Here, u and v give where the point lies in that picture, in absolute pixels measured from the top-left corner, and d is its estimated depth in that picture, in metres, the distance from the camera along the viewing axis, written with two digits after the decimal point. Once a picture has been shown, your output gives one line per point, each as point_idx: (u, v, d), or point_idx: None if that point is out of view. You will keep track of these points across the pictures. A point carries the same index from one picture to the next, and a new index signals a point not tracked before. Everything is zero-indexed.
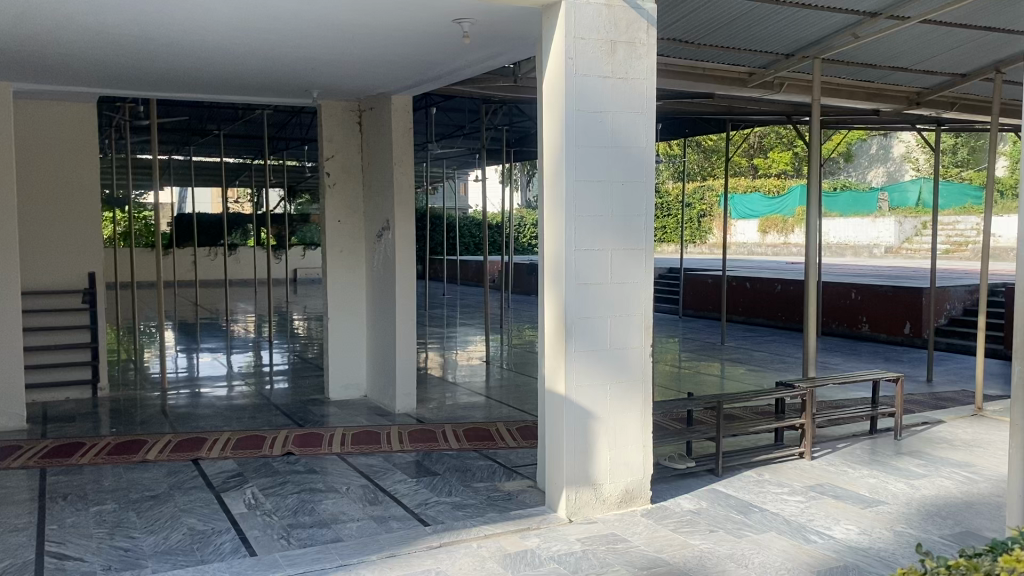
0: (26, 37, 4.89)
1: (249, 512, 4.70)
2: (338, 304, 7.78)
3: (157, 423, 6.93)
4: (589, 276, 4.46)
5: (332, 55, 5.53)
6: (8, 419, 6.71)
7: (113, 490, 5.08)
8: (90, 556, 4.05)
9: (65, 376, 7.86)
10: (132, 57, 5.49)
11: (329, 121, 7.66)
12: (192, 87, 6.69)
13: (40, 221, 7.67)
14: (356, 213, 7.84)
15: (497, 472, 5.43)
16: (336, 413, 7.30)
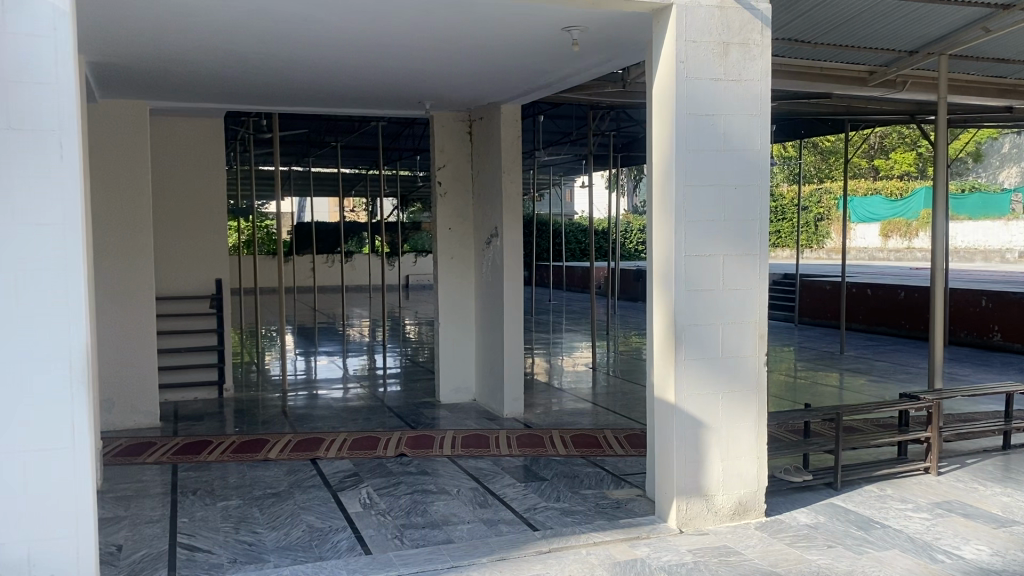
0: (160, 59, 5.21)
1: (364, 511, 4.84)
2: (448, 310, 7.92)
3: (276, 423, 7.23)
4: (699, 282, 4.39)
5: (444, 67, 5.65)
6: (144, 417, 7.14)
7: (238, 486, 5.33)
8: (218, 549, 4.26)
9: (195, 377, 8.32)
10: (256, 75, 5.77)
11: (440, 132, 7.82)
12: (311, 101, 6.97)
13: (173, 230, 8.13)
14: (467, 221, 7.98)
15: (605, 479, 5.40)
16: (446, 416, 7.43)
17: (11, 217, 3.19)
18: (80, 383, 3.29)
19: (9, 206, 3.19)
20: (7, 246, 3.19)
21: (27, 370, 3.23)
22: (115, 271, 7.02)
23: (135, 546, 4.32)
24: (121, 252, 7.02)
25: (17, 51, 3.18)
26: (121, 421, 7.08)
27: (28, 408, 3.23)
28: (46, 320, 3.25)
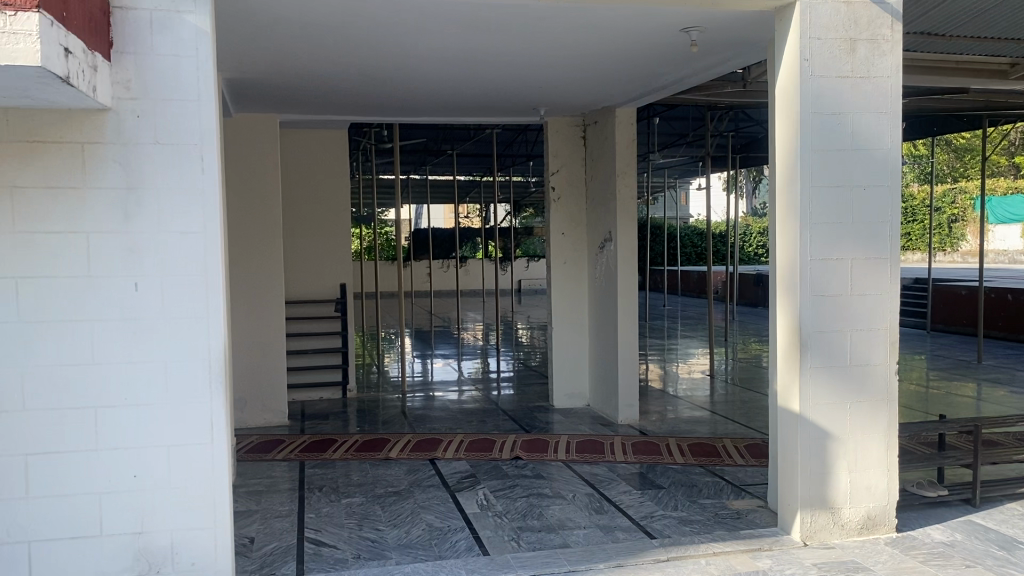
0: (290, 74, 5.46)
1: (481, 512, 4.91)
2: (562, 315, 7.93)
3: (396, 423, 7.44)
4: (826, 287, 4.25)
5: (561, 73, 5.68)
6: (274, 415, 7.48)
7: (360, 484, 5.51)
8: (342, 544, 4.41)
9: (320, 378, 8.65)
10: (379, 88, 5.96)
11: (554, 137, 7.86)
12: (430, 111, 7.14)
13: (299, 238, 8.48)
14: (581, 226, 7.97)
15: (725, 489, 5.29)
16: (561, 420, 7.45)
17: (157, 226, 3.41)
18: (218, 384, 3.48)
19: (158, 216, 3.41)
20: (154, 253, 3.41)
21: (171, 370, 3.44)
22: (247, 276, 7.39)
23: (266, 538, 4.53)
24: (253, 259, 7.38)
25: (163, 70, 3.39)
26: (253, 419, 7.44)
27: (172, 406, 3.44)
28: (187, 323, 3.45)
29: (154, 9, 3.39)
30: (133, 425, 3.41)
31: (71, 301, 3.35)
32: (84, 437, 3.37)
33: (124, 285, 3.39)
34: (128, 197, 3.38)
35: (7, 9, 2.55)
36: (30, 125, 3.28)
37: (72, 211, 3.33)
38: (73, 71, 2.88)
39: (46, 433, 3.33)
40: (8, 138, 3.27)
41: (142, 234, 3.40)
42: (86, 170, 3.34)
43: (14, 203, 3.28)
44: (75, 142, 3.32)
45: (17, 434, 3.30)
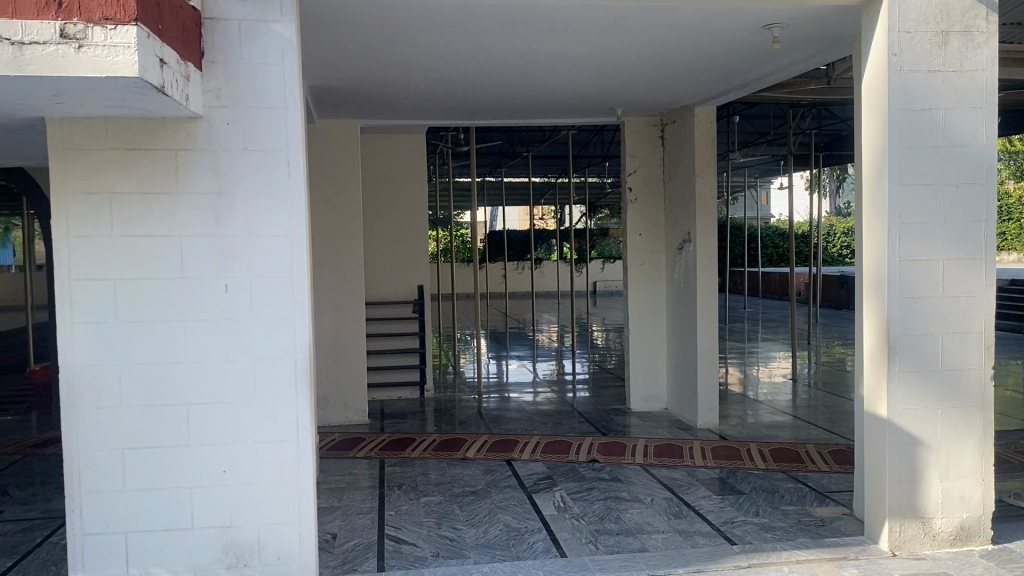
0: (372, 80, 5.57)
1: (558, 514, 4.91)
2: (639, 316, 7.87)
3: (473, 423, 7.50)
4: (916, 288, 4.10)
5: (639, 73, 5.63)
6: (354, 414, 7.63)
7: (439, 483, 5.58)
8: (421, 543, 4.47)
9: (398, 379, 8.79)
10: (456, 91, 6.02)
11: (632, 137, 7.81)
12: (507, 113, 7.19)
13: (379, 239, 8.64)
14: (658, 227, 7.88)
15: (808, 496, 5.16)
16: (638, 423, 7.39)
17: (246, 229, 3.52)
18: (302, 383, 3.57)
19: (246, 220, 3.52)
20: (243, 256, 3.52)
21: (259, 369, 3.55)
22: (329, 278, 7.55)
23: (348, 534, 4.63)
24: (334, 260, 7.54)
25: (252, 78, 3.51)
26: (334, 418, 7.60)
27: (260, 404, 3.55)
28: (273, 324, 3.55)
29: (244, 19, 3.49)
30: (222, 422, 3.53)
31: (165, 301, 3.49)
32: (178, 433, 3.50)
33: (214, 286, 3.51)
34: (219, 202, 3.50)
35: (108, 23, 2.66)
36: (128, 133, 3.43)
37: (166, 215, 3.47)
38: (168, 80, 2.99)
39: (142, 428, 3.48)
40: (108, 146, 3.43)
41: (232, 237, 3.51)
42: (180, 175, 3.47)
43: (113, 208, 3.44)
44: (169, 149, 3.46)
45: (116, 429, 3.46)
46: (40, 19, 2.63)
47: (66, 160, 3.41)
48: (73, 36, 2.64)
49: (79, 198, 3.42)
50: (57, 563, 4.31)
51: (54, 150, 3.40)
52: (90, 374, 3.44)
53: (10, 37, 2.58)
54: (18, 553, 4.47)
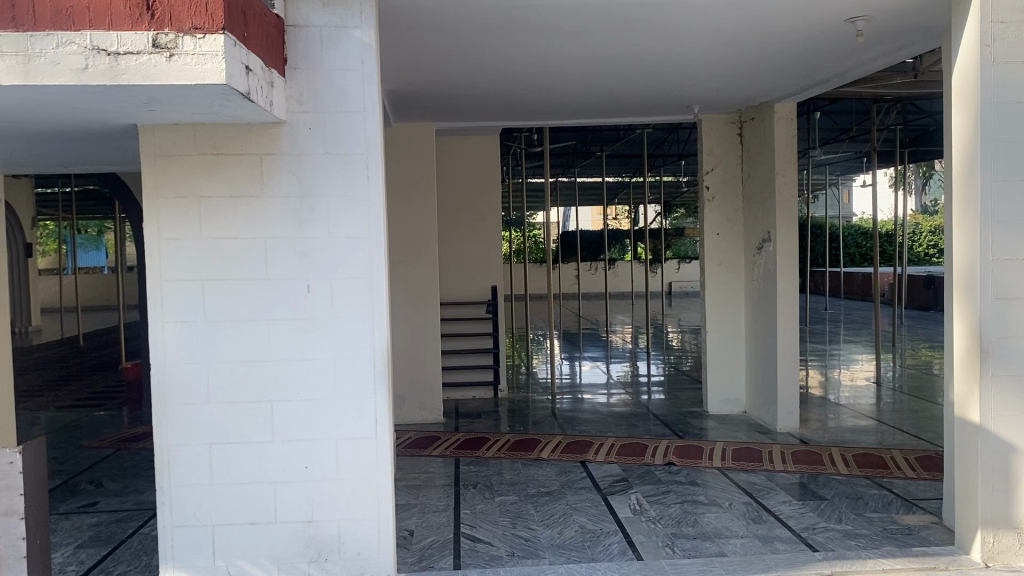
0: (448, 83, 5.63)
1: (634, 517, 4.87)
2: (717, 317, 7.74)
3: (547, 424, 7.49)
4: (1011, 290, 3.93)
5: (717, 70, 5.54)
6: (429, 413, 7.72)
7: (514, 483, 5.60)
8: (497, 542, 4.50)
9: (473, 379, 8.86)
10: (531, 92, 6.04)
11: (709, 135, 7.71)
12: (581, 113, 7.16)
13: (454, 240, 8.73)
14: (737, 226, 7.74)
15: (894, 503, 4.99)
16: (715, 426, 7.28)
17: (326, 230, 3.60)
18: (381, 381, 3.63)
19: (327, 222, 3.59)
20: (323, 257, 3.60)
21: (339, 367, 3.62)
22: (406, 279, 7.66)
23: (424, 532, 4.69)
24: (411, 261, 7.64)
25: (333, 83, 3.58)
26: (410, 416, 7.72)
27: (340, 402, 3.62)
28: (353, 323, 3.62)
29: (324, 26, 3.57)
30: (305, 419, 3.62)
31: (251, 302, 3.59)
32: (262, 430, 3.60)
33: (297, 286, 3.60)
34: (301, 204, 3.58)
35: (197, 32, 2.76)
36: (216, 139, 3.55)
37: (251, 217, 3.57)
38: (253, 87, 3.08)
39: (229, 424, 3.59)
40: (196, 152, 3.55)
41: (314, 238, 3.59)
42: (264, 178, 3.57)
43: (201, 211, 3.56)
44: (254, 154, 3.56)
45: (204, 425, 3.58)
46: (134, 30, 2.74)
47: (157, 165, 3.54)
48: (164, 46, 2.73)
49: (170, 202, 3.55)
50: (148, 553, 4.49)
51: (146, 156, 3.54)
52: (180, 372, 3.57)
53: (107, 48, 2.70)
54: (112, 542, 4.67)
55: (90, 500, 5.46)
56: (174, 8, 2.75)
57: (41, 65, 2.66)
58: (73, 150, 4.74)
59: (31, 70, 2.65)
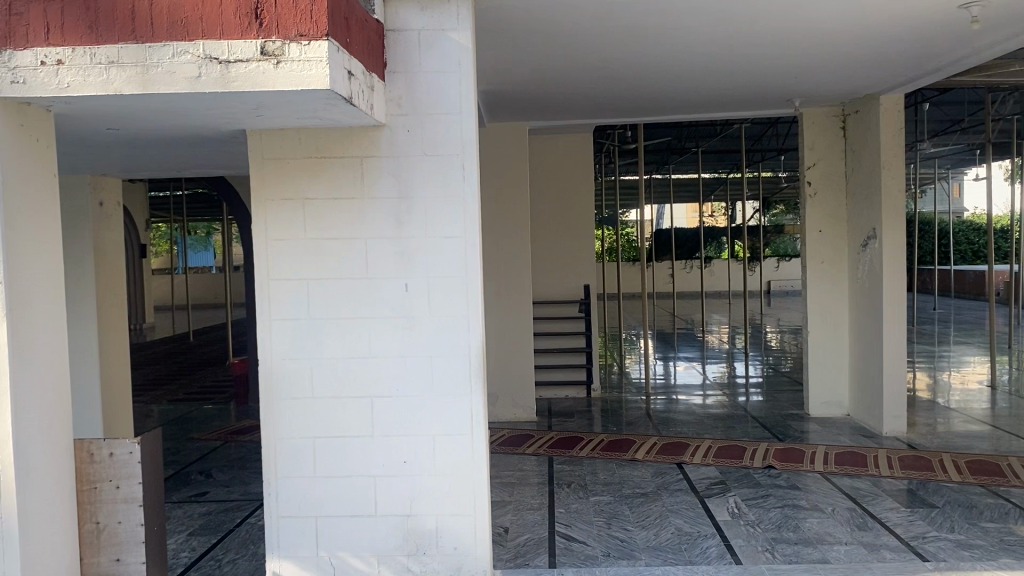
0: (543, 82, 5.65)
1: (732, 520, 4.78)
2: (818, 317, 7.51)
3: (642, 425, 7.41)
4: None
5: (818, 62, 5.38)
6: (523, 411, 7.77)
7: (608, 484, 5.56)
8: (592, 541, 4.48)
9: (566, 378, 8.86)
10: (625, 90, 5.99)
11: (810, 129, 7.50)
12: (676, 109, 7.07)
13: (548, 240, 8.75)
14: (840, 223, 7.49)
15: (1012, 513, 4.74)
16: (817, 429, 7.07)
17: (424, 230, 3.66)
18: (477, 378, 3.67)
19: (424, 221, 3.65)
20: (421, 256, 3.67)
21: (436, 364, 3.68)
22: (499, 278, 7.72)
23: (519, 529, 4.72)
24: (505, 260, 7.69)
25: (431, 85, 3.64)
26: (503, 414, 7.78)
27: (438, 400, 3.68)
28: (449, 322, 3.68)
29: (422, 29, 3.63)
30: (403, 415, 3.69)
31: (352, 300, 3.69)
32: (363, 425, 3.69)
33: (396, 286, 3.68)
34: (400, 205, 3.66)
35: (302, 39, 2.82)
36: (319, 142, 3.66)
37: (352, 217, 3.67)
38: (355, 91, 3.16)
39: (331, 419, 3.69)
40: (300, 155, 3.67)
41: (412, 238, 3.66)
42: (365, 180, 3.66)
43: (306, 213, 3.67)
44: (355, 157, 3.66)
45: (308, 419, 3.70)
46: (243, 39, 2.83)
47: (264, 168, 3.68)
48: (272, 53, 2.82)
49: (277, 204, 3.68)
50: (254, 543, 4.66)
51: (254, 160, 3.69)
52: (285, 367, 3.69)
53: (218, 57, 2.81)
54: (220, 531, 4.87)
55: (199, 490, 5.71)
56: (281, 16, 2.83)
57: (158, 74, 2.80)
58: (186, 156, 4.96)
59: (149, 79, 2.80)
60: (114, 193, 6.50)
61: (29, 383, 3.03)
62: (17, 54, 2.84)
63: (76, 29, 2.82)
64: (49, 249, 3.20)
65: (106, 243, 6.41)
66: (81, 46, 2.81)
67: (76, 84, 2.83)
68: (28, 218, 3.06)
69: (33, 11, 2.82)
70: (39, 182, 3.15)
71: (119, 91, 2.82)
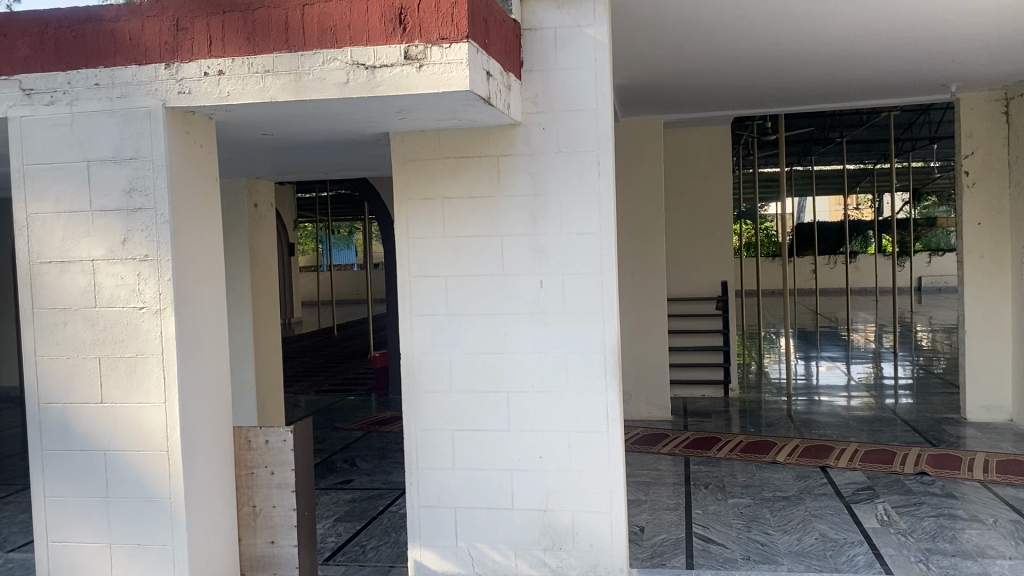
0: (682, 74, 5.55)
1: (881, 528, 4.56)
2: (977, 315, 7.05)
3: (781, 427, 7.17)
4: None
5: (980, 43, 5.02)
6: (658, 410, 7.68)
7: (748, 486, 5.42)
8: (731, 544, 4.39)
9: (703, 377, 8.68)
10: (764, 79, 5.81)
11: (968, 115, 7.02)
12: (820, 98, 6.79)
13: (685, 236, 8.60)
14: (1003, 215, 7.00)
15: None
16: (975, 435, 6.63)
17: (560, 228, 3.67)
18: (611, 376, 3.64)
19: (559, 218, 3.67)
20: (556, 253, 3.68)
21: (572, 362, 3.69)
22: (635, 274, 7.64)
23: (656, 529, 4.67)
24: (639, 256, 7.61)
25: (567, 83, 3.64)
26: (639, 412, 7.72)
27: (573, 397, 3.69)
28: (583, 319, 3.68)
29: (559, 27, 3.64)
30: (539, 411, 3.72)
31: (489, 296, 3.76)
32: (499, 420, 3.76)
33: (531, 282, 3.71)
34: (535, 202, 3.69)
35: (444, 41, 2.89)
36: (458, 143, 3.74)
37: (489, 216, 3.74)
38: (493, 92, 3.21)
39: (469, 412, 3.78)
40: (439, 155, 3.77)
41: (547, 235, 3.69)
42: (501, 179, 3.71)
43: (445, 212, 3.77)
44: (491, 156, 3.72)
45: (447, 412, 3.80)
46: (389, 43, 2.93)
47: (406, 169, 3.81)
48: (415, 57, 2.91)
49: (417, 204, 3.80)
50: (396, 530, 4.82)
51: (397, 161, 3.82)
52: (425, 361, 3.82)
53: (365, 63, 2.93)
54: (365, 518, 5.07)
55: (345, 478, 5.96)
56: (424, 20, 2.91)
57: (310, 81, 2.94)
58: (334, 159, 5.18)
59: (301, 86, 2.95)
60: (267, 196, 6.86)
61: (195, 373, 3.26)
62: (183, 66, 3.04)
63: (235, 41, 3.00)
64: (212, 251, 3.43)
65: (260, 242, 6.79)
66: (239, 56, 2.98)
67: (236, 93, 3.00)
68: (193, 218, 3.29)
69: (197, 25, 3.02)
70: (204, 185, 3.37)
71: (275, 98, 2.98)
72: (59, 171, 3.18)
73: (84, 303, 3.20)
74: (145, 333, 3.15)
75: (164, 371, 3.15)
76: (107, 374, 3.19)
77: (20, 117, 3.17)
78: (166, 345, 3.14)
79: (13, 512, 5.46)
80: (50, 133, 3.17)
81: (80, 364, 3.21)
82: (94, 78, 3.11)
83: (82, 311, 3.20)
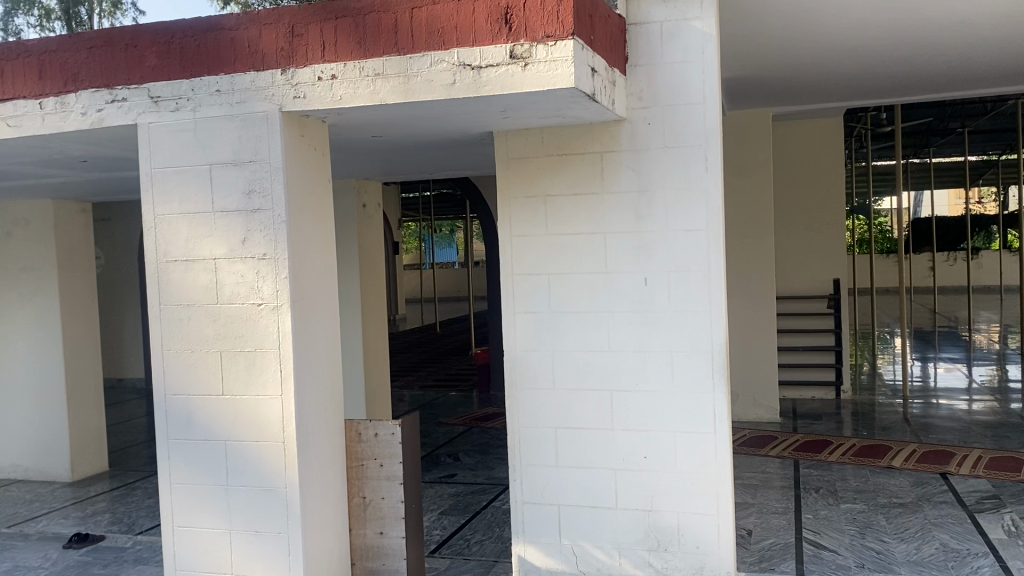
0: (792, 66, 5.39)
1: (1008, 539, 4.31)
2: None
3: (897, 430, 6.88)
4: None
5: None
6: (766, 410, 7.50)
7: (861, 491, 5.23)
8: (844, 551, 4.24)
9: (812, 377, 8.42)
10: (879, 69, 5.58)
11: None
12: (941, 86, 6.46)
13: (794, 232, 8.36)
14: None
15: None
16: None
17: (665, 225, 3.62)
18: (719, 376, 3.57)
19: (664, 216, 3.62)
20: (662, 250, 3.64)
21: (677, 361, 3.63)
22: (741, 271, 7.48)
23: (764, 533, 4.56)
24: (746, 253, 7.44)
25: (673, 78, 3.59)
26: (745, 412, 7.55)
27: (678, 396, 3.63)
28: (689, 318, 3.61)
29: (665, 20, 3.59)
30: (644, 409, 3.68)
31: (592, 293, 3.75)
32: (603, 417, 3.74)
33: (636, 279, 3.68)
34: (640, 198, 3.65)
35: (549, 40, 2.90)
36: (562, 140, 3.74)
37: (593, 214, 3.73)
38: (598, 88, 3.20)
39: (573, 409, 3.78)
40: (543, 154, 3.79)
41: (651, 232, 3.64)
42: (605, 176, 3.69)
43: (548, 210, 3.79)
44: (596, 153, 3.70)
45: (551, 409, 3.81)
46: (494, 44, 2.95)
47: (510, 169, 3.84)
48: (520, 56, 2.92)
49: (521, 202, 3.83)
50: (499, 525, 4.87)
51: (501, 159, 3.86)
52: (528, 359, 3.84)
53: (471, 63, 2.96)
54: (469, 512, 5.13)
55: (449, 472, 6.07)
56: (530, 19, 2.92)
57: (419, 83, 3.00)
58: (439, 158, 5.26)
59: (411, 88, 3.01)
60: (375, 195, 7.03)
61: (309, 367, 3.37)
62: (298, 71, 3.16)
63: (347, 45, 3.08)
64: (325, 250, 3.54)
65: (369, 241, 6.97)
66: (351, 60, 3.07)
67: (347, 96, 3.10)
68: (308, 218, 3.40)
69: (312, 31, 3.12)
70: (316, 185, 3.48)
71: (386, 100, 3.05)
72: (184, 174, 3.35)
73: (207, 299, 3.36)
74: (263, 328, 3.28)
75: (281, 364, 3.27)
76: (228, 367, 3.34)
77: (148, 124, 3.34)
78: (282, 340, 3.26)
79: (139, 498, 5.78)
80: (175, 139, 3.33)
81: (203, 357, 3.37)
82: (216, 85, 3.26)
83: (205, 307, 3.36)
